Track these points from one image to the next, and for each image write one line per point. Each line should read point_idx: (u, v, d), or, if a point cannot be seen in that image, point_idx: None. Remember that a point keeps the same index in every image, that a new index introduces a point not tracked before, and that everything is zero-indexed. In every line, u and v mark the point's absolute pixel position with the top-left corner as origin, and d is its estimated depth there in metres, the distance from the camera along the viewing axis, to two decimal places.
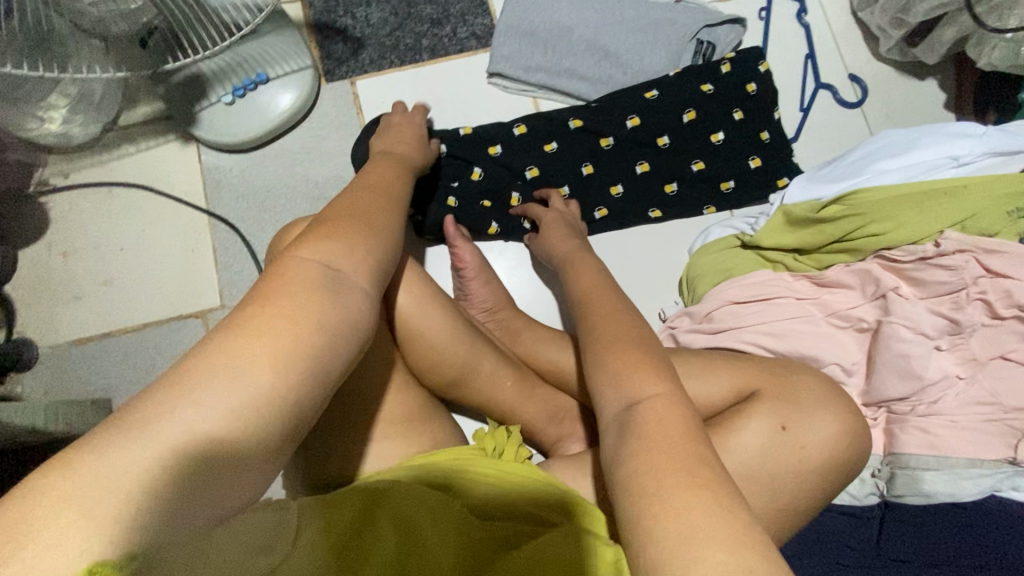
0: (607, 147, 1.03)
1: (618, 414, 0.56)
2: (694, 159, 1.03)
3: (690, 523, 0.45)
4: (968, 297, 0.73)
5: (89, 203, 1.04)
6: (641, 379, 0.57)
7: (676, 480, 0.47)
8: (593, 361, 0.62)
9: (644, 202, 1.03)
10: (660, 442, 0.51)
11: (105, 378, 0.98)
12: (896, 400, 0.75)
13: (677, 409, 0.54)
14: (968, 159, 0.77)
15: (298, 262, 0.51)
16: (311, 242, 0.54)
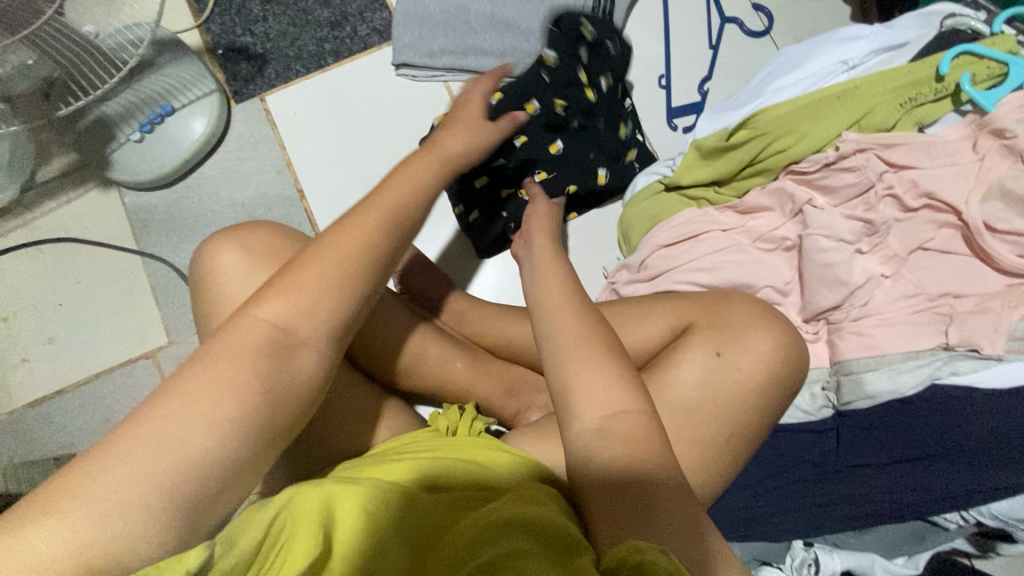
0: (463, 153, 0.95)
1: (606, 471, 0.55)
2: (550, 143, 0.95)
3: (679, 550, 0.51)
4: (878, 195, 0.73)
5: (21, 266, 1.03)
6: (633, 444, 0.56)
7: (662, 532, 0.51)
8: (581, 418, 0.58)
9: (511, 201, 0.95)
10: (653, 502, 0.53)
11: (68, 434, 0.98)
12: (831, 310, 0.75)
13: (653, 432, 0.57)
14: (858, 61, 0.77)
15: (253, 320, 0.51)
16: (268, 295, 0.52)
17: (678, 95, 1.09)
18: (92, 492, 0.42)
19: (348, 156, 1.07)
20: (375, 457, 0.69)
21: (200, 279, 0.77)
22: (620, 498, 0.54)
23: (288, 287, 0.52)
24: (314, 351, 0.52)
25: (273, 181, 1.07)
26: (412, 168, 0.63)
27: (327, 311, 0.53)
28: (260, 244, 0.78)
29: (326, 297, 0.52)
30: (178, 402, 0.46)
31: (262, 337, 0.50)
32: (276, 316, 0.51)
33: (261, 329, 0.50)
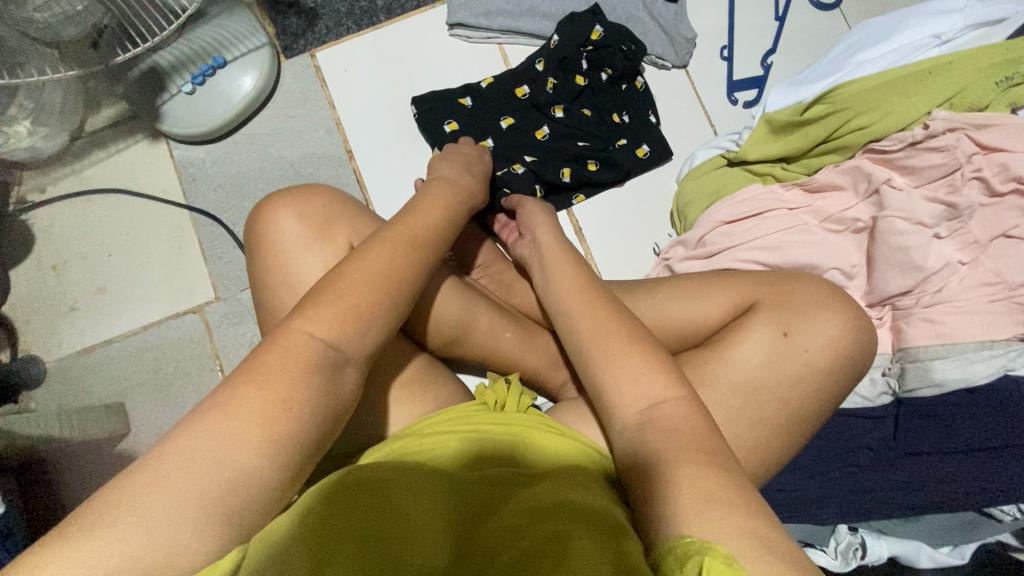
0: (508, 118, 0.96)
1: (638, 418, 0.56)
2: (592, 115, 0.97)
3: (733, 521, 0.46)
4: (963, 177, 0.70)
5: (71, 215, 1.03)
6: (645, 380, 0.57)
7: (691, 466, 0.51)
8: (599, 361, 0.60)
9: (557, 170, 0.95)
10: (681, 441, 0.53)
11: (117, 384, 0.99)
12: (900, 295, 0.73)
13: (694, 415, 0.55)
14: (951, 35, 0.73)
15: (298, 335, 0.54)
16: (310, 313, 0.55)
17: (739, 68, 1.05)
18: (118, 514, 0.44)
19: (398, 118, 1.05)
20: (413, 437, 0.66)
21: (265, 237, 0.79)
22: (644, 443, 0.55)
23: (323, 307, 0.56)
24: (355, 368, 0.56)
25: (321, 141, 1.05)
26: (413, 215, 0.69)
27: (362, 330, 0.57)
28: (318, 208, 0.81)
29: (356, 322, 0.56)
30: (220, 409, 0.49)
31: (306, 353, 0.53)
32: (322, 337, 0.54)
33: (307, 344, 0.54)
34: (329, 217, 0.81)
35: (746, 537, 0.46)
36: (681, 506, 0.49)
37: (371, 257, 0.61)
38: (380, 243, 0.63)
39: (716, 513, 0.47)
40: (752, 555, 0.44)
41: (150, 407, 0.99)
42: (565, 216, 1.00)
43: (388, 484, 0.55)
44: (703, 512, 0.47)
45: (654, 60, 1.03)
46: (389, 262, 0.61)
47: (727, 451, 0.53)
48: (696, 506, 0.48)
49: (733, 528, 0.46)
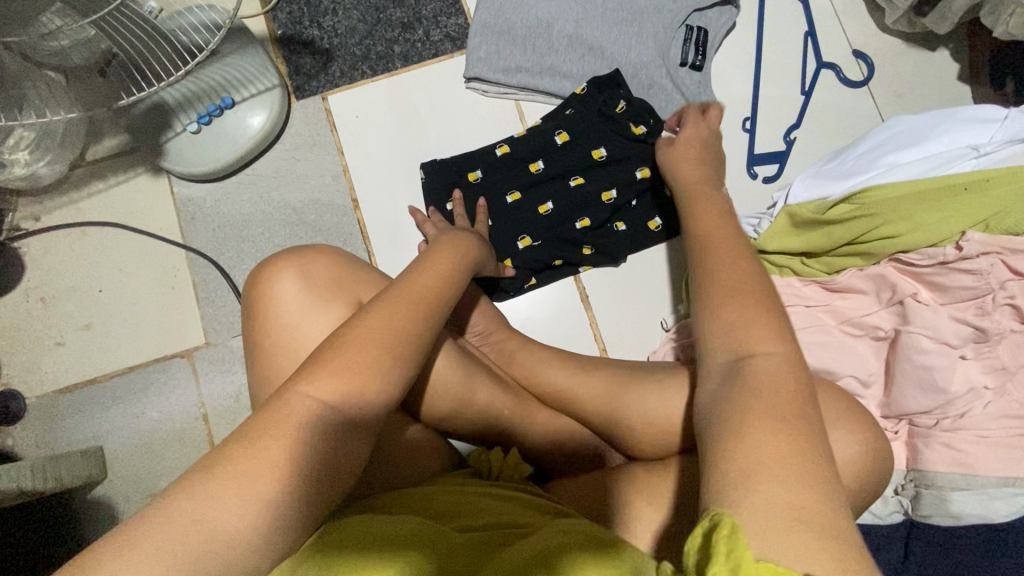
0: (513, 199, 0.97)
1: (727, 366, 0.49)
2: (604, 188, 0.96)
3: (786, 495, 0.38)
4: (995, 302, 0.67)
5: (63, 246, 1.00)
6: (748, 324, 0.49)
7: (762, 423, 0.42)
8: (705, 295, 0.53)
9: (552, 254, 0.96)
10: (762, 397, 0.44)
11: (97, 426, 0.96)
12: (918, 413, 0.70)
13: (794, 374, 0.46)
14: (989, 149, 0.69)
15: (300, 399, 0.54)
16: (309, 375, 0.56)
17: (761, 141, 1.02)
18: (142, 537, 0.45)
19: (407, 169, 1.02)
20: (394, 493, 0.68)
21: (261, 301, 0.74)
22: (726, 387, 0.47)
23: (333, 368, 0.56)
24: (349, 432, 0.57)
25: (326, 188, 1.02)
26: (415, 277, 0.69)
27: (360, 395, 0.57)
28: (324, 273, 0.76)
29: (358, 387, 0.56)
30: (246, 447, 0.50)
31: (305, 414, 0.54)
32: (324, 397, 0.55)
33: (306, 407, 0.54)
34: (336, 283, 0.76)
35: (792, 519, 0.37)
36: (732, 474, 0.40)
37: (377, 317, 0.61)
38: (396, 300, 0.64)
39: (771, 483, 0.39)
40: (787, 534, 0.37)
41: (129, 450, 0.96)
42: (572, 282, 1.00)
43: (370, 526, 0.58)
44: (749, 484, 0.39)
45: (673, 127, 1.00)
46: (396, 327, 0.61)
47: (818, 430, 0.42)
48: (750, 478, 0.40)
49: (779, 505, 0.38)
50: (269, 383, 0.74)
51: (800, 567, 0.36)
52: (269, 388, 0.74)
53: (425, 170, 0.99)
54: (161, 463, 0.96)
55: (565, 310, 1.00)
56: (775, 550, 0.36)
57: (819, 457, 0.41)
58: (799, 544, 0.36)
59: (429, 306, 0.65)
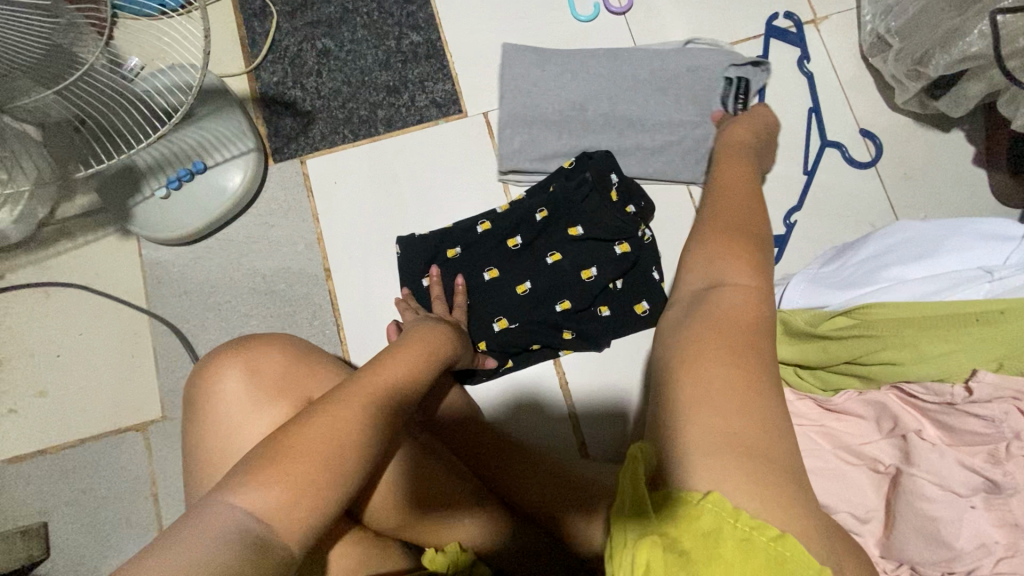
0: (491, 277, 0.92)
1: (696, 292, 0.51)
2: (584, 268, 0.91)
3: (719, 415, 0.42)
4: (1010, 451, 0.59)
5: (25, 306, 0.96)
6: (725, 263, 0.51)
7: (712, 354, 0.45)
8: (698, 236, 0.56)
9: (530, 337, 0.90)
10: (721, 326, 0.46)
11: (43, 501, 0.91)
12: (921, 565, 0.61)
13: (755, 306, 0.48)
14: (1005, 273, 0.62)
15: (226, 509, 0.50)
16: (240, 483, 0.51)
17: None
18: None
19: (384, 239, 0.97)
20: None
21: (207, 400, 0.70)
22: (691, 312, 0.49)
23: (264, 477, 0.51)
24: (280, 551, 0.50)
25: (298, 255, 0.97)
26: (372, 371, 0.63)
27: (295, 505, 0.51)
28: (275, 369, 0.71)
29: (317, 453, 0.54)
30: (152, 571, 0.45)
31: (227, 526, 0.49)
32: (251, 508, 0.50)
33: (230, 518, 0.49)
34: (287, 383, 0.71)
35: (718, 442, 0.41)
36: (675, 393, 0.44)
37: (318, 422, 0.55)
38: (344, 400, 0.58)
39: (705, 408, 0.43)
40: (708, 453, 0.41)
41: (74, 528, 0.90)
42: (552, 367, 0.95)
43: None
44: (687, 415, 0.43)
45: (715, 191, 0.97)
46: (342, 429, 0.56)
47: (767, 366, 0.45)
48: (688, 400, 0.43)
49: (708, 429, 0.42)
50: (207, 486, 0.69)
51: (703, 487, 0.40)
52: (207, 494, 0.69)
53: (402, 244, 0.94)
54: (105, 545, 0.90)
55: (544, 396, 0.94)
56: (693, 466, 0.41)
57: (763, 390, 0.43)
58: (717, 461, 0.41)
59: (380, 404, 0.60)
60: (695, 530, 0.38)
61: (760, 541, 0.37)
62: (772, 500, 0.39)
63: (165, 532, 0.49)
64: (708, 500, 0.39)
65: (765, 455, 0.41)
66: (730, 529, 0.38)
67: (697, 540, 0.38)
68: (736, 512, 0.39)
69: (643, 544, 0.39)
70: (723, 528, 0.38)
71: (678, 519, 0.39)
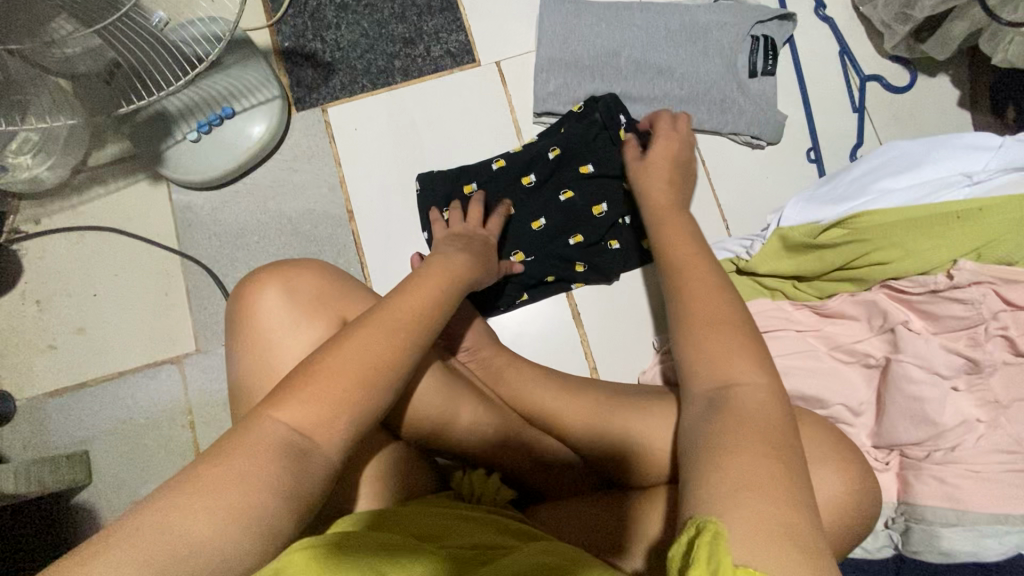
0: (507, 214, 0.97)
1: (711, 393, 0.53)
2: (595, 202, 0.96)
3: (781, 516, 0.41)
4: (987, 333, 0.66)
5: (62, 249, 1.01)
6: (727, 356, 0.54)
7: (744, 444, 0.46)
8: (689, 320, 0.59)
9: (545, 270, 0.96)
10: (742, 423, 0.48)
11: (84, 430, 0.96)
12: (909, 445, 0.68)
13: (773, 404, 0.51)
14: (984, 176, 0.68)
15: (271, 423, 0.53)
16: (284, 399, 0.54)
17: (759, 164, 1.02)
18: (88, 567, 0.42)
19: (404, 182, 1.02)
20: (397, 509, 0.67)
21: (249, 313, 0.75)
22: (709, 412, 0.51)
23: (306, 394, 0.54)
24: (324, 457, 0.53)
25: (322, 198, 1.03)
26: (400, 299, 0.65)
27: (334, 419, 0.54)
28: (310, 289, 0.76)
29: (353, 373, 0.56)
30: (213, 471, 0.48)
31: (275, 440, 0.52)
32: (296, 422, 0.53)
33: (276, 432, 0.52)
34: (323, 300, 0.76)
35: (774, 527, 0.40)
36: (713, 480, 0.44)
37: (351, 345, 0.58)
38: (375, 325, 0.60)
39: (749, 491, 0.42)
40: (771, 544, 0.39)
41: (116, 456, 0.95)
42: (564, 299, 1.00)
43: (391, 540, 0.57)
44: (733, 497, 0.42)
45: (747, 139, 1.01)
46: (377, 347, 0.58)
47: (795, 450, 0.47)
48: (730, 490, 0.42)
49: (759, 511, 0.41)
50: (252, 392, 0.74)
51: (779, 574, 0.38)
52: (251, 400, 0.74)
53: (421, 183, 0.99)
54: (146, 470, 0.95)
55: (558, 328, 0.99)
56: (755, 551, 0.38)
57: (789, 463, 0.45)
58: (778, 549, 0.39)
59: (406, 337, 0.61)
60: None
61: None
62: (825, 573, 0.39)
63: (223, 435, 0.53)
64: None
65: (806, 515, 0.42)
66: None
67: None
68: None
69: None
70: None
71: None
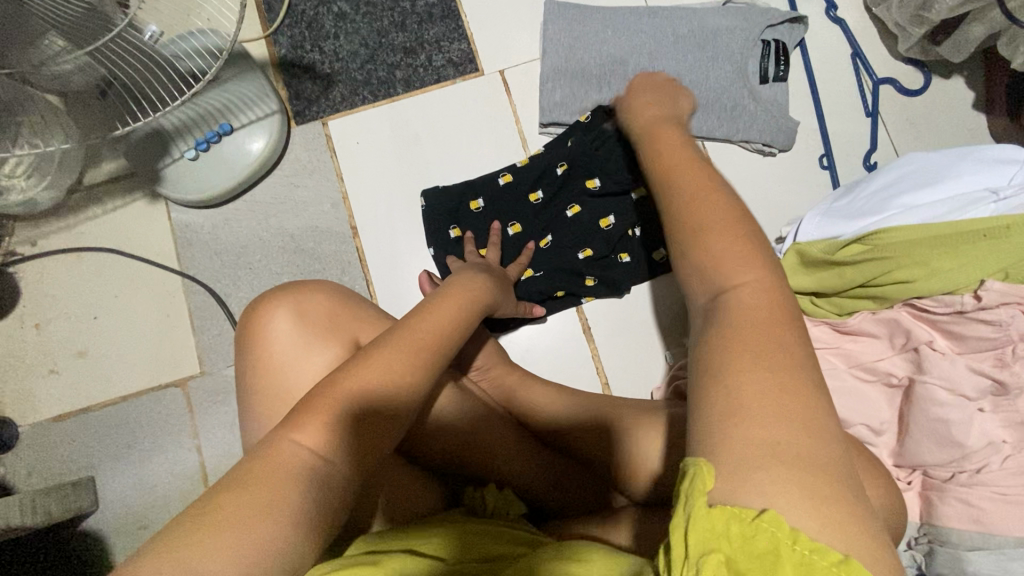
0: (515, 230, 0.95)
1: (705, 305, 0.46)
2: (604, 216, 0.94)
3: (766, 437, 0.36)
4: (1015, 353, 0.64)
5: (61, 270, 0.99)
6: (734, 258, 0.45)
7: (740, 361, 0.40)
8: (686, 230, 0.50)
9: (554, 285, 0.94)
10: (740, 331, 0.42)
11: (89, 456, 0.94)
12: (933, 466, 0.67)
13: (771, 299, 0.43)
14: (1009, 193, 0.67)
15: (292, 447, 0.51)
16: (300, 421, 0.52)
17: (770, 171, 1.00)
18: None
19: (408, 196, 1.00)
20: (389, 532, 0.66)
21: (256, 341, 0.73)
22: (704, 325, 0.44)
23: (327, 415, 0.53)
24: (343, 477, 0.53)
25: (325, 214, 1.00)
26: (419, 318, 0.64)
27: (350, 441, 0.54)
28: (318, 313, 0.74)
29: (371, 397, 0.56)
30: (232, 499, 0.46)
31: (300, 467, 0.50)
32: (316, 444, 0.52)
33: (300, 457, 0.50)
34: (331, 324, 0.74)
35: (761, 457, 0.36)
36: (707, 412, 0.39)
37: (370, 367, 0.57)
38: (393, 346, 0.59)
39: (745, 418, 0.38)
40: (759, 475, 0.36)
41: (122, 481, 0.94)
42: (574, 314, 0.98)
43: (392, 566, 0.54)
44: (727, 428, 0.38)
45: (760, 146, 0.99)
46: (396, 369, 0.58)
47: (798, 360, 0.40)
48: (724, 419, 0.38)
49: (759, 443, 0.37)
50: (261, 422, 0.72)
51: (758, 504, 0.35)
52: (260, 430, 0.72)
53: (426, 199, 0.97)
54: (153, 496, 0.94)
55: (569, 344, 0.97)
56: (745, 487, 0.35)
57: (792, 373, 0.39)
58: (767, 482, 0.35)
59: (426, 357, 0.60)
60: (748, 551, 0.34)
61: (822, 567, 0.33)
62: (841, 526, 0.34)
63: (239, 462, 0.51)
64: (765, 517, 0.34)
65: (815, 448, 0.36)
66: (789, 552, 0.33)
67: (754, 561, 0.34)
68: (795, 537, 0.34)
69: (707, 563, 0.34)
70: (781, 550, 0.34)
71: (731, 537, 0.34)
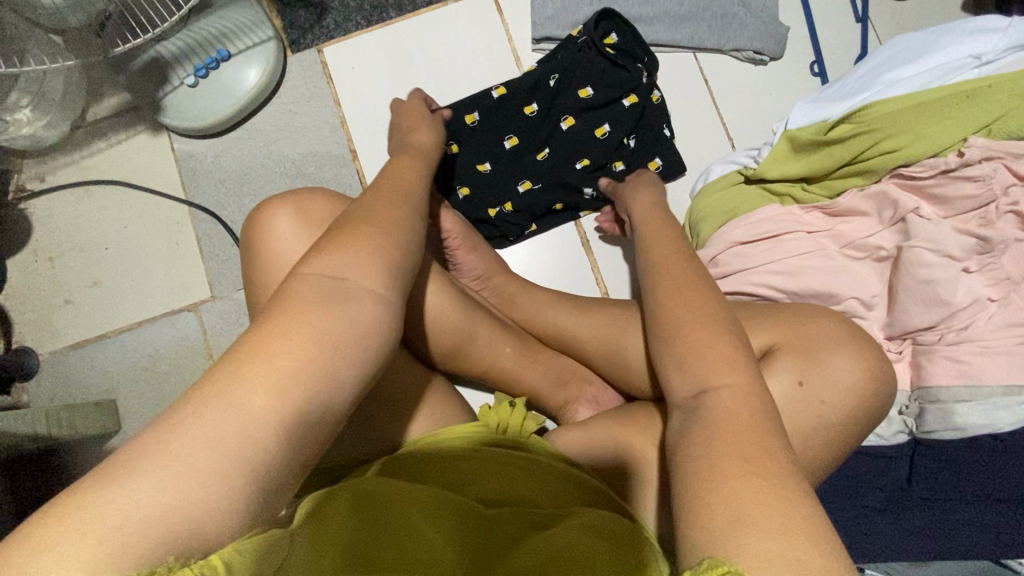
0: (511, 144, 0.96)
1: (687, 401, 0.48)
2: (598, 124, 0.96)
3: (764, 497, 0.38)
4: (999, 210, 0.69)
5: (70, 204, 1.01)
6: (714, 363, 0.49)
7: (730, 465, 0.41)
8: (667, 330, 0.54)
9: (553, 197, 0.96)
10: (722, 431, 0.44)
11: (109, 380, 0.98)
12: (922, 330, 0.70)
13: (750, 404, 0.46)
14: (990, 57, 0.71)
15: (300, 278, 0.47)
16: (315, 252, 0.49)
17: (761, 80, 1.01)
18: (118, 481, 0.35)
19: None
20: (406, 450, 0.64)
21: (259, 242, 0.74)
22: (687, 425, 0.46)
23: (335, 246, 0.49)
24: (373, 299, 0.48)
25: (324, 139, 1.02)
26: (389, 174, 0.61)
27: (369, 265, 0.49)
28: (320, 211, 0.77)
29: (368, 224, 0.52)
30: (255, 358, 0.41)
31: (311, 291, 0.46)
32: (330, 268, 0.47)
33: (312, 283, 0.46)
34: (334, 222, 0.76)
35: (758, 523, 0.37)
36: (696, 491, 0.41)
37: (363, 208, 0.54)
38: (377, 194, 0.57)
39: (739, 487, 0.39)
40: (760, 528, 0.37)
41: (142, 403, 0.97)
42: (573, 228, 1.00)
43: (404, 507, 0.56)
44: (710, 493, 0.40)
45: (750, 55, 1.00)
46: (386, 207, 0.54)
47: (786, 460, 0.41)
48: (722, 500, 0.39)
49: (742, 513, 0.38)
50: None
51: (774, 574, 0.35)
52: None
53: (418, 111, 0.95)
54: None
55: (569, 257, 0.99)
56: (741, 549, 0.36)
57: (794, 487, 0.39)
58: (770, 543, 0.36)
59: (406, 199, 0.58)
60: None
61: None
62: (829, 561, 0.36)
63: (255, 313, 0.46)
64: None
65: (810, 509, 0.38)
66: None
67: None
68: None
69: None
70: None
71: None
